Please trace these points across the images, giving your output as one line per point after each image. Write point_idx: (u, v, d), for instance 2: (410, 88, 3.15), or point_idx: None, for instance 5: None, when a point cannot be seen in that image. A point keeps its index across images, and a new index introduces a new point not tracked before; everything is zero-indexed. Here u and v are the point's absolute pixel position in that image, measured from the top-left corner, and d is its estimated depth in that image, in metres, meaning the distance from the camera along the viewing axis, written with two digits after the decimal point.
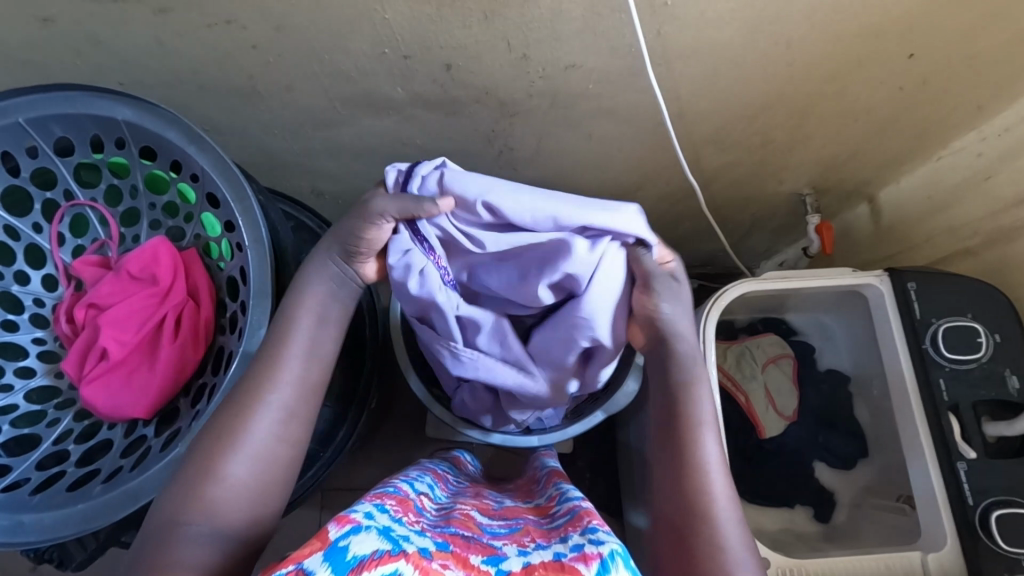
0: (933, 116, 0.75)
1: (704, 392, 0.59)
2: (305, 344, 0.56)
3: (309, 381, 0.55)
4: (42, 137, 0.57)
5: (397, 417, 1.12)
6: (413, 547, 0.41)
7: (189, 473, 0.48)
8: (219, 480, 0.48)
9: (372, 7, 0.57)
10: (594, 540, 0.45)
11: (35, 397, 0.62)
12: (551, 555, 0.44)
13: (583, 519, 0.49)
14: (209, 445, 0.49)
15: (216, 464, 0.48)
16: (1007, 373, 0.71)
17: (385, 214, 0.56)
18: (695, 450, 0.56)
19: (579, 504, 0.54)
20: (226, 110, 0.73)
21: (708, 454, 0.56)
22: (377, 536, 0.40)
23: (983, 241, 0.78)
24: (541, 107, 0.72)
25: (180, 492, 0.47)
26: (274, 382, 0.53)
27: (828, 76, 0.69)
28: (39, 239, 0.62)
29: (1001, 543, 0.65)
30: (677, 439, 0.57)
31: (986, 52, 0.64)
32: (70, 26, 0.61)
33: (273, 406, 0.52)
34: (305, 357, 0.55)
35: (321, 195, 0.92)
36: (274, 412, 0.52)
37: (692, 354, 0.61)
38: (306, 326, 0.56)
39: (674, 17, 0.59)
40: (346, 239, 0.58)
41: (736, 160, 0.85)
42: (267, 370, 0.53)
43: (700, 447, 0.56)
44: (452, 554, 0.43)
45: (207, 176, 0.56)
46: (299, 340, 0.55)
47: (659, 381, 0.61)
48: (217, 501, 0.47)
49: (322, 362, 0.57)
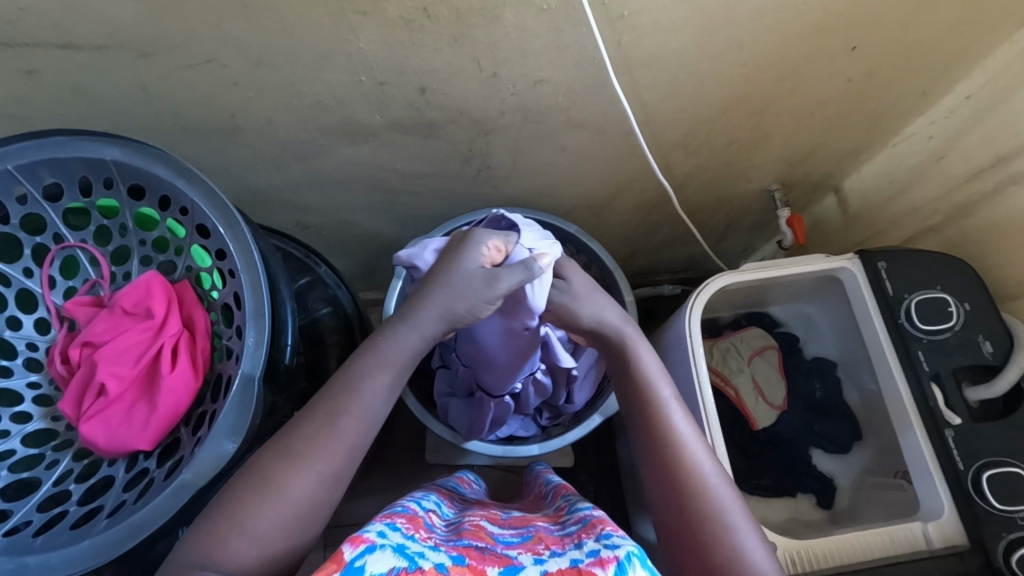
0: (885, 104, 0.80)
1: (653, 361, 0.68)
2: (365, 413, 0.58)
3: (354, 445, 0.57)
4: (31, 183, 0.58)
5: (397, 442, 1.12)
6: (429, 563, 0.43)
7: (216, 525, 0.50)
8: (243, 535, 0.50)
9: (346, 38, 0.60)
10: (609, 544, 0.45)
11: (31, 442, 0.61)
12: (567, 562, 0.45)
13: (596, 526, 0.49)
14: (245, 503, 0.51)
15: (246, 515, 0.50)
16: (981, 338, 0.73)
17: (487, 242, 0.67)
18: (668, 415, 0.62)
19: (589, 512, 0.53)
20: (209, 149, 0.75)
21: (676, 412, 0.63)
22: (392, 554, 0.41)
23: (944, 218, 0.83)
24: (514, 123, 0.75)
25: (206, 537, 0.49)
26: (319, 449, 0.55)
27: (779, 75, 0.73)
28: (31, 283, 0.62)
29: (996, 503, 0.67)
30: (637, 397, 0.65)
31: (924, 39, 0.69)
32: (54, 77, 0.62)
33: (314, 472, 0.54)
34: (362, 420, 0.58)
35: (306, 228, 0.94)
36: (313, 477, 0.54)
37: (638, 338, 0.69)
38: (366, 394, 0.59)
39: (632, 27, 0.62)
40: (456, 313, 0.64)
41: (703, 162, 0.88)
42: (320, 431, 0.56)
43: (671, 419, 0.62)
44: (469, 568, 0.44)
45: (197, 208, 0.58)
46: (358, 408, 0.58)
47: (619, 370, 0.68)
48: (238, 553, 0.49)
49: (374, 425, 0.59)
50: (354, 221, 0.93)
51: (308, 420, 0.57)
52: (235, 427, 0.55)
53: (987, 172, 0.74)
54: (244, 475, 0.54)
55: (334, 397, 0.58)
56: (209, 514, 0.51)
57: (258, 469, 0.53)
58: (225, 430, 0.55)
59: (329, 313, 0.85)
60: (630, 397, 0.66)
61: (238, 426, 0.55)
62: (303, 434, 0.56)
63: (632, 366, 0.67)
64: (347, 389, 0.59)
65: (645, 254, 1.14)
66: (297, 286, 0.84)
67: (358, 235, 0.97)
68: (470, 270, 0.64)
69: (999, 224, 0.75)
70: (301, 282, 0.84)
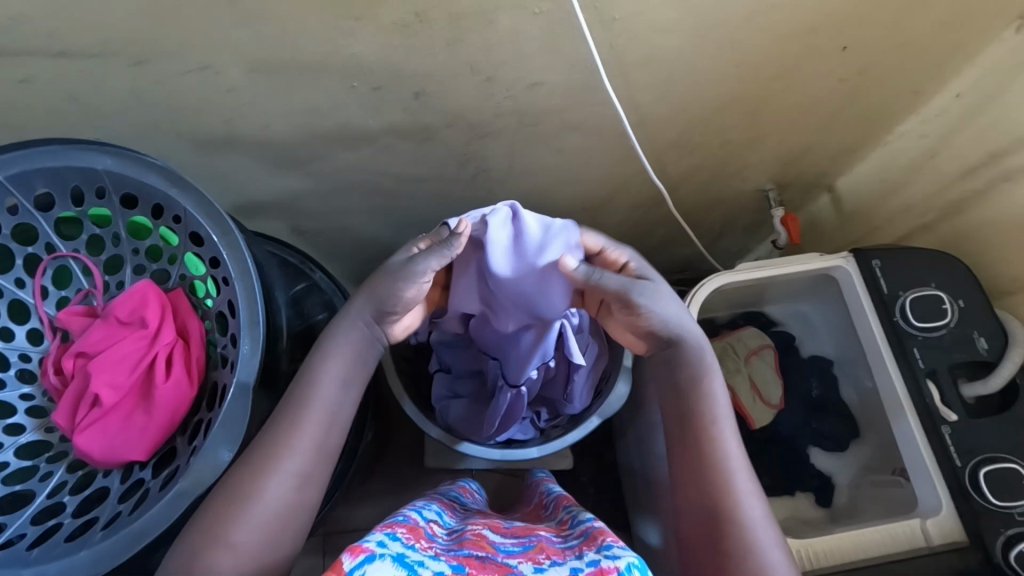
0: (878, 102, 0.80)
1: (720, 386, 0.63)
2: (326, 409, 0.57)
3: (324, 444, 0.57)
4: (22, 194, 0.57)
5: (396, 447, 1.11)
6: (429, 572, 0.42)
7: (194, 543, 0.50)
8: (227, 546, 0.49)
9: (340, 43, 0.60)
10: (610, 555, 0.45)
11: (25, 453, 0.61)
12: (568, 571, 0.45)
13: (597, 538, 0.49)
14: (219, 510, 0.51)
15: (222, 525, 0.50)
16: (975, 335, 0.74)
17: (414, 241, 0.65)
18: (722, 443, 0.59)
19: (592, 525, 0.53)
20: (203, 156, 0.75)
21: (731, 442, 0.59)
22: (391, 563, 0.41)
23: (939, 216, 0.83)
24: (510, 126, 0.75)
25: (187, 555, 0.49)
26: (287, 451, 0.54)
27: (772, 75, 0.73)
28: (23, 294, 0.62)
29: (993, 500, 0.67)
30: (693, 418, 0.61)
31: (916, 37, 0.69)
32: (46, 86, 0.62)
33: (287, 475, 0.53)
34: (325, 420, 0.57)
35: (302, 234, 0.94)
36: (286, 481, 0.53)
37: (702, 349, 0.65)
38: (327, 392, 0.58)
39: (626, 30, 0.62)
40: (381, 304, 0.62)
41: (698, 163, 0.89)
42: (285, 432, 0.55)
43: (722, 439, 0.59)
44: None
45: (190, 217, 0.58)
46: (320, 407, 0.57)
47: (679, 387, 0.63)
48: (217, 564, 0.49)
49: (339, 423, 0.59)
50: (351, 226, 0.93)
51: (276, 420, 0.56)
52: (230, 435, 0.55)
53: (979, 169, 0.75)
54: (219, 480, 0.54)
55: (295, 394, 0.57)
56: (189, 532, 0.51)
57: (227, 478, 0.53)
58: (221, 438, 0.54)
59: (326, 319, 0.85)
60: (685, 412, 0.62)
61: (233, 433, 0.55)
62: (273, 437, 0.55)
63: (695, 384, 0.62)
64: (305, 389, 0.58)
65: (642, 255, 1.14)
66: (294, 290, 0.83)
67: (355, 239, 0.97)
68: (393, 259, 0.63)
69: (992, 220, 0.75)
70: (298, 286, 0.83)
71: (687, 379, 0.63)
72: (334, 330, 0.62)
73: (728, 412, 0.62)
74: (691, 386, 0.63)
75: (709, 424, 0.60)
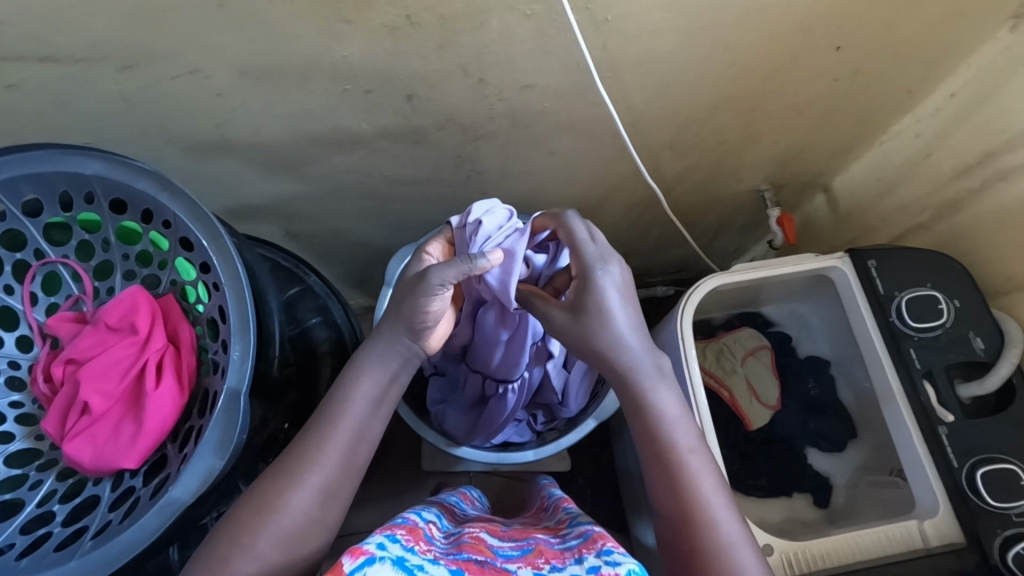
0: (872, 102, 0.80)
1: (670, 400, 0.59)
2: (354, 423, 0.58)
3: (350, 459, 0.57)
4: (11, 200, 0.57)
5: (392, 450, 1.11)
6: None
7: (219, 552, 0.50)
8: (249, 557, 0.50)
9: (330, 46, 0.59)
10: (610, 561, 0.44)
11: (15, 461, 0.61)
12: None
13: (596, 541, 0.48)
14: (246, 521, 0.51)
15: (245, 536, 0.50)
16: (972, 336, 0.73)
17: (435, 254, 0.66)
18: (686, 464, 0.56)
19: (592, 526, 0.53)
20: (195, 160, 0.74)
21: (694, 458, 0.56)
22: (392, 566, 0.40)
23: (933, 215, 0.83)
24: (503, 128, 0.75)
25: (213, 563, 0.49)
26: (314, 464, 0.55)
27: (766, 75, 0.73)
28: (12, 300, 0.61)
29: (991, 501, 0.67)
30: (651, 442, 0.58)
31: (909, 37, 0.69)
32: (34, 90, 0.61)
33: (312, 489, 0.54)
34: (353, 436, 0.57)
35: (296, 237, 0.93)
36: (311, 495, 0.54)
37: (646, 358, 0.60)
38: (360, 406, 0.58)
39: (618, 31, 0.62)
40: (411, 321, 0.62)
41: (692, 163, 0.88)
42: (314, 445, 0.55)
43: (684, 460, 0.56)
44: None
45: (180, 221, 0.58)
46: (348, 423, 0.57)
47: (633, 411, 0.59)
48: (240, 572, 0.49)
49: (367, 440, 0.59)
50: (345, 229, 0.93)
51: (306, 435, 0.57)
52: (221, 444, 0.54)
53: (974, 169, 0.74)
54: (247, 494, 0.54)
55: (328, 410, 0.58)
56: (216, 541, 0.51)
57: (260, 491, 0.54)
58: (211, 447, 0.54)
59: (320, 323, 0.84)
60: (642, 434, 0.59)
61: (224, 442, 0.54)
62: (302, 452, 0.56)
63: (644, 405, 0.58)
64: (335, 405, 0.58)
65: (637, 256, 1.14)
66: (287, 295, 0.83)
67: (349, 242, 0.96)
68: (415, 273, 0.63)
69: (987, 219, 0.75)
70: (291, 291, 0.83)
71: (639, 399, 0.59)
72: (369, 345, 0.63)
73: (685, 423, 0.59)
74: (639, 405, 0.59)
75: (668, 446, 0.57)
